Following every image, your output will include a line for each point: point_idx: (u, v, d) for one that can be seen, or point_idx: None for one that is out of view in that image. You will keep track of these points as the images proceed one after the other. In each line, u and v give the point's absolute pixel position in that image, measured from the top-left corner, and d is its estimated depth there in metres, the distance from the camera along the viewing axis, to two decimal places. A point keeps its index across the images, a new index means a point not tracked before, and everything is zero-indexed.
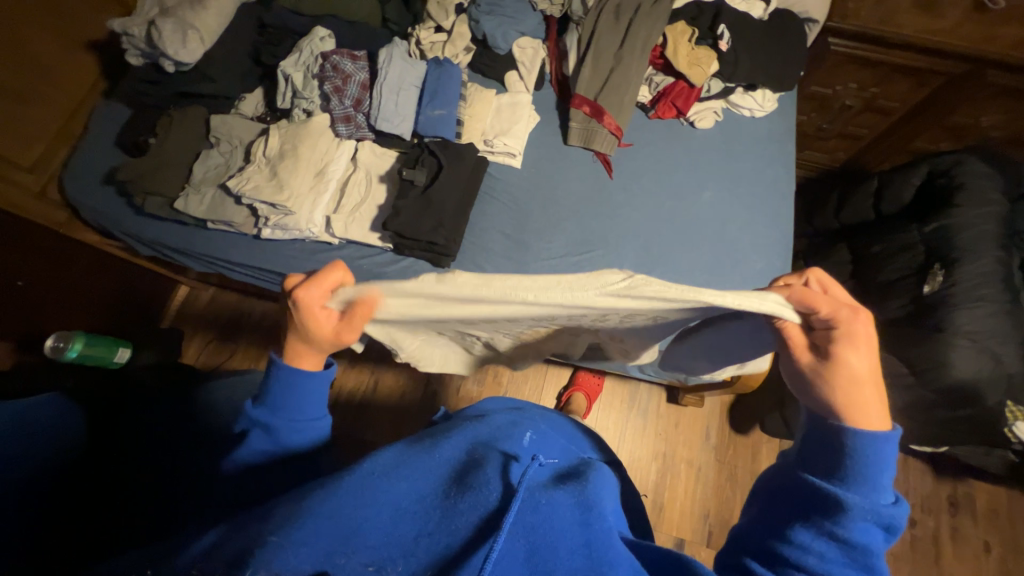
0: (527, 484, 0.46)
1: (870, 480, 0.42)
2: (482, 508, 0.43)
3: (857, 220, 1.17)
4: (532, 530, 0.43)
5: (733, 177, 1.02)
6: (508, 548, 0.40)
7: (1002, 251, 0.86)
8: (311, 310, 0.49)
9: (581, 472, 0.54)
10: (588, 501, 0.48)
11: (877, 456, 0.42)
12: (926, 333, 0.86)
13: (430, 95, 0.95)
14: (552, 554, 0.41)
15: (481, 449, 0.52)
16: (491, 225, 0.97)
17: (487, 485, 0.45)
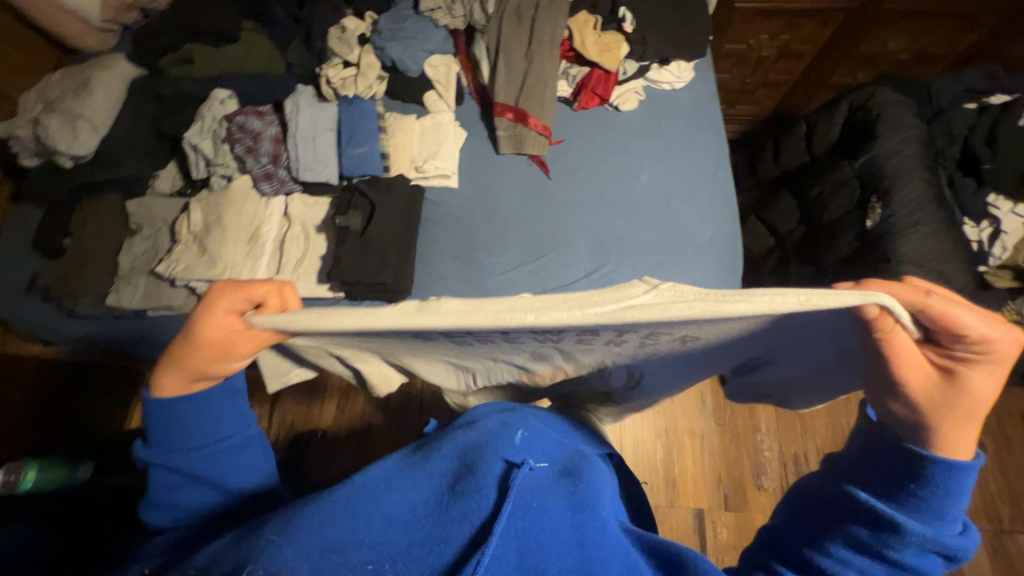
0: (524, 487, 0.46)
1: (938, 509, 0.41)
2: (478, 516, 0.43)
3: (795, 165, 1.19)
4: (526, 535, 0.42)
5: (667, 151, 1.03)
6: (501, 555, 0.40)
7: (928, 172, 0.89)
8: (213, 317, 0.41)
9: (576, 470, 0.54)
10: (580, 503, 0.48)
11: (949, 485, 0.40)
12: (878, 265, 0.87)
13: (347, 135, 0.93)
14: (546, 558, 0.41)
15: (476, 449, 0.51)
16: (440, 250, 0.96)
17: (481, 492, 0.44)
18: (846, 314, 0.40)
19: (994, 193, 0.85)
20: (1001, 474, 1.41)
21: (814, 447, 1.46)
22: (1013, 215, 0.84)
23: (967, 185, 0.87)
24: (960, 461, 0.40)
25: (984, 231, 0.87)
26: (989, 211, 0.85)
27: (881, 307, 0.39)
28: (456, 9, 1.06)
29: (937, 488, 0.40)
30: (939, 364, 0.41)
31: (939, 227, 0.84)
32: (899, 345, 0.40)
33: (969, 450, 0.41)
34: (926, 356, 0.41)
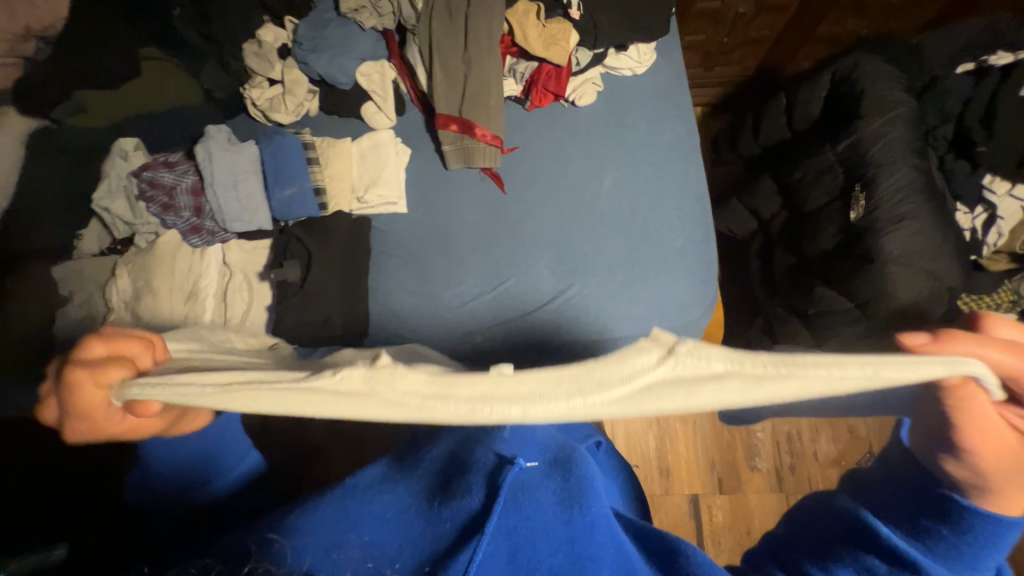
0: (513, 485, 0.52)
1: (969, 559, 0.40)
2: (472, 511, 0.51)
3: (776, 142, 1.10)
4: (517, 529, 0.50)
5: (630, 150, 0.93)
6: (492, 548, 0.48)
7: (918, 157, 0.80)
8: (133, 427, 0.47)
9: (570, 457, 0.59)
10: (570, 498, 0.53)
11: (989, 535, 0.39)
12: (861, 265, 0.81)
13: (274, 171, 0.83)
14: (539, 545, 0.49)
15: (474, 450, 0.58)
16: (394, 285, 0.90)
17: (473, 493, 0.52)
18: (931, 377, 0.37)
19: (989, 175, 0.77)
20: None
21: (807, 424, 1.45)
22: (1011, 199, 0.75)
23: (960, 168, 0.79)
24: (1008, 519, 0.38)
25: (978, 217, 0.79)
26: (984, 196, 0.77)
27: (967, 374, 0.35)
28: (383, 5, 0.93)
29: (972, 537, 0.39)
30: (1016, 422, 0.38)
31: (928, 221, 0.77)
32: (979, 407, 0.37)
33: (1020, 508, 0.39)
34: (1010, 417, 0.38)
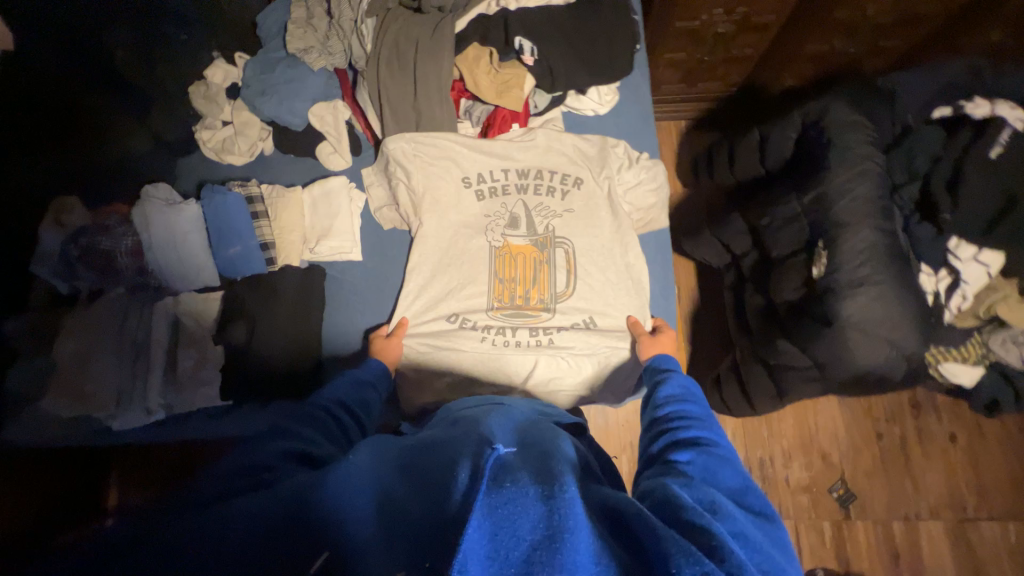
0: (497, 464, 0.44)
1: (764, 527, 0.50)
2: (445, 487, 0.41)
3: (750, 177, 1.06)
4: (496, 509, 0.39)
5: (588, 201, 0.90)
6: (474, 525, 0.37)
7: (881, 217, 0.76)
8: None
9: (556, 443, 0.51)
10: (550, 473, 0.44)
11: (755, 503, 0.54)
12: (821, 328, 0.78)
13: (218, 229, 0.83)
14: (513, 531, 0.38)
15: (455, 443, 0.48)
16: (349, 337, 0.89)
17: (456, 470, 0.43)
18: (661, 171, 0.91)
19: (955, 237, 0.73)
20: (970, 464, 1.40)
21: (780, 450, 1.44)
22: (977, 264, 0.72)
23: (925, 232, 0.76)
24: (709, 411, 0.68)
25: (943, 280, 0.76)
26: (949, 260, 0.74)
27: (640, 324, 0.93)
28: (333, 44, 0.92)
29: (755, 508, 0.53)
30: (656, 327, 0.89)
31: (890, 288, 0.74)
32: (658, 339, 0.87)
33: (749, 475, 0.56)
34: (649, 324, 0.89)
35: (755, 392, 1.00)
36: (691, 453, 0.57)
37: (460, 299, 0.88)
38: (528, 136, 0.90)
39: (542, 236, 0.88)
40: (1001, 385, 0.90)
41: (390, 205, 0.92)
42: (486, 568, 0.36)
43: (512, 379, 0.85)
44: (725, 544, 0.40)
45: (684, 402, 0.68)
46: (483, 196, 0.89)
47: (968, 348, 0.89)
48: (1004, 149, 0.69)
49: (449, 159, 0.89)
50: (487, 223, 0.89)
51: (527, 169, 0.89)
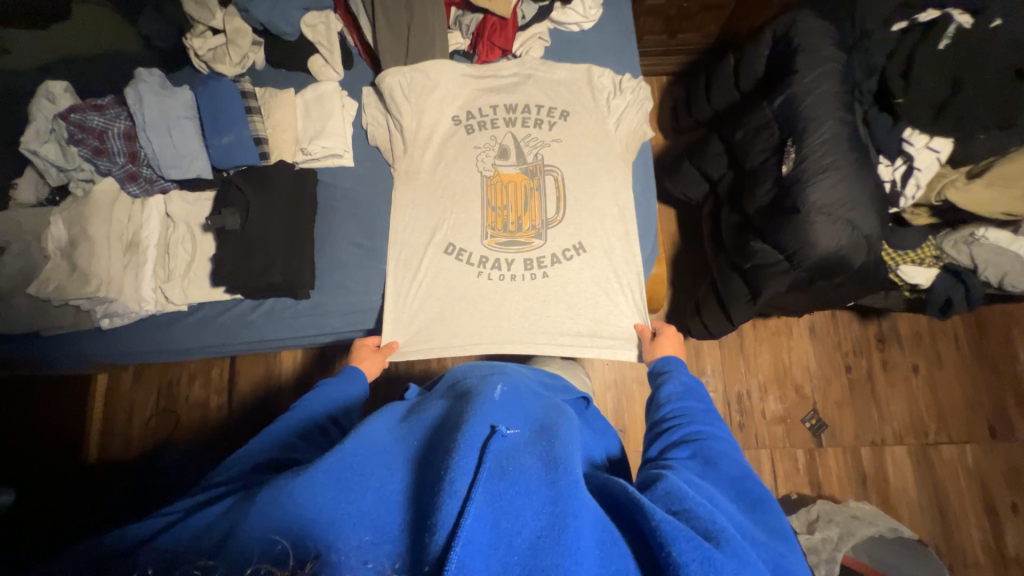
0: (500, 449, 0.46)
1: (766, 522, 0.57)
2: (448, 473, 0.43)
3: (727, 102, 1.12)
4: (500, 497, 0.42)
5: (574, 121, 0.93)
6: (475, 516, 0.40)
7: (843, 110, 0.82)
8: None
9: (554, 420, 0.54)
10: (554, 459, 0.46)
11: (756, 493, 0.60)
12: (789, 216, 0.83)
13: (211, 118, 0.84)
14: (516, 519, 0.41)
15: (456, 419, 0.50)
16: (341, 238, 0.92)
17: (459, 453, 0.44)
18: (645, 88, 0.94)
19: (909, 128, 0.80)
20: (930, 391, 1.49)
21: (757, 384, 1.50)
22: (928, 151, 0.80)
23: (881, 120, 0.82)
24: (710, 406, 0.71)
25: (898, 168, 0.83)
26: (903, 148, 0.81)
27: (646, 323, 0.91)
28: None
29: (757, 498, 0.59)
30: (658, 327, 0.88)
31: (850, 172, 0.80)
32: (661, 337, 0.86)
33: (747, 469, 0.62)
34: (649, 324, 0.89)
35: (731, 301, 1.05)
36: (690, 449, 0.62)
37: (455, 232, 0.91)
38: (518, 80, 0.95)
39: (532, 164, 0.92)
40: (953, 283, 0.97)
41: (387, 130, 0.94)
42: (487, 560, 0.39)
43: (509, 301, 0.88)
44: (723, 531, 0.46)
45: (685, 399, 0.70)
46: (473, 130, 0.94)
47: (923, 251, 0.96)
48: (950, 41, 0.77)
49: (442, 96, 0.94)
50: (478, 155, 0.93)
51: (516, 105, 0.94)
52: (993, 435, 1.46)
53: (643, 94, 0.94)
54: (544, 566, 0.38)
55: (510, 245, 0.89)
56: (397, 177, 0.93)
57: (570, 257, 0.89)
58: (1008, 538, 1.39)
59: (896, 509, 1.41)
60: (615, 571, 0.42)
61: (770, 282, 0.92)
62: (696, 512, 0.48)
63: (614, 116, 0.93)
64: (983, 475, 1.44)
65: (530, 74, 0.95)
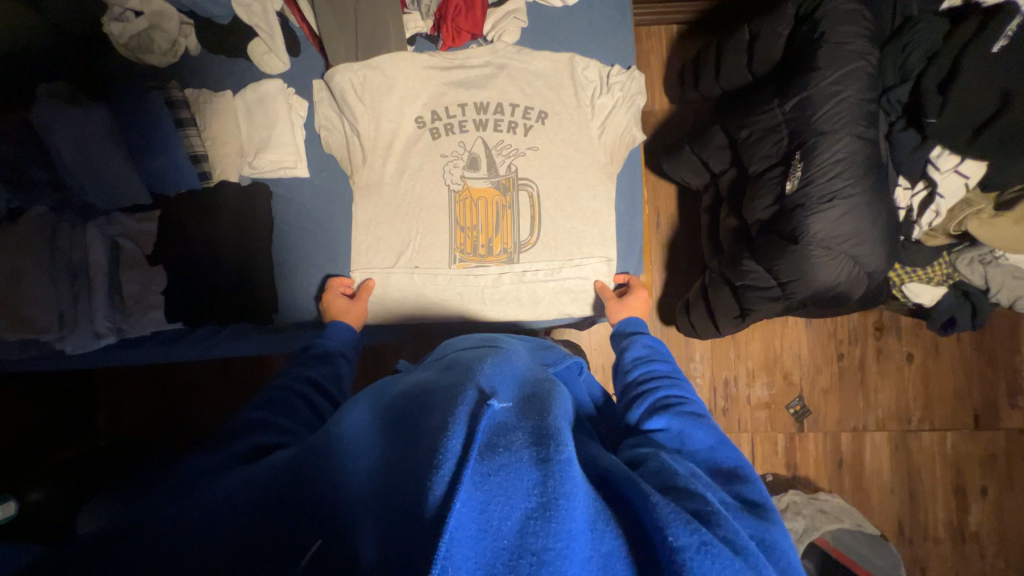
0: (494, 423, 0.40)
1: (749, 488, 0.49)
2: (434, 449, 0.36)
3: (737, 84, 0.97)
4: (490, 478, 0.34)
5: (553, 125, 0.86)
6: (463, 499, 0.33)
7: (865, 122, 0.70)
8: None
9: (548, 391, 0.47)
10: (546, 435, 0.39)
11: (731, 459, 0.53)
12: (786, 247, 0.75)
13: (136, 127, 0.76)
14: (506, 500, 0.34)
15: (448, 392, 0.44)
16: (300, 259, 0.86)
17: (449, 430, 0.37)
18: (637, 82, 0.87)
19: (939, 147, 0.70)
20: (921, 380, 1.47)
21: (745, 371, 1.47)
22: (955, 176, 0.70)
23: (907, 138, 0.71)
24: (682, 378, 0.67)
25: (918, 194, 0.74)
26: (927, 171, 0.71)
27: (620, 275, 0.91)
28: None
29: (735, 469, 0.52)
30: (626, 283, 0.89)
31: (862, 199, 0.70)
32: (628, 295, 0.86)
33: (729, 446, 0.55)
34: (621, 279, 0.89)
35: (718, 313, 0.95)
36: (666, 418, 0.58)
37: (421, 255, 0.86)
38: (490, 71, 0.86)
39: (504, 177, 0.86)
40: (959, 303, 0.91)
41: (345, 136, 0.85)
42: (475, 546, 0.31)
43: (481, 322, 0.89)
44: (719, 511, 0.40)
45: (652, 362, 0.70)
46: (439, 134, 0.85)
47: (934, 269, 0.87)
48: (1008, 42, 0.63)
49: (400, 96, 0.84)
50: (444, 166, 0.86)
51: (487, 103, 0.85)
52: (976, 423, 1.47)
53: (635, 88, 0.87)
54: (536, 552, 0.31)
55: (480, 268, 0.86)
56: (356, 190, 0.85)
57: (542, 279, 0.87)
58: (971, 516, 1.46)
59: (867, 490, 1.47)
60: (611, 555, 0.34)
61: (758, 306, 0.85)
62: (695, 489, 0.42)
63: (598, 116, 0.87)
64: (958, 460, 1.47)
65: (504, 65, 0.86)
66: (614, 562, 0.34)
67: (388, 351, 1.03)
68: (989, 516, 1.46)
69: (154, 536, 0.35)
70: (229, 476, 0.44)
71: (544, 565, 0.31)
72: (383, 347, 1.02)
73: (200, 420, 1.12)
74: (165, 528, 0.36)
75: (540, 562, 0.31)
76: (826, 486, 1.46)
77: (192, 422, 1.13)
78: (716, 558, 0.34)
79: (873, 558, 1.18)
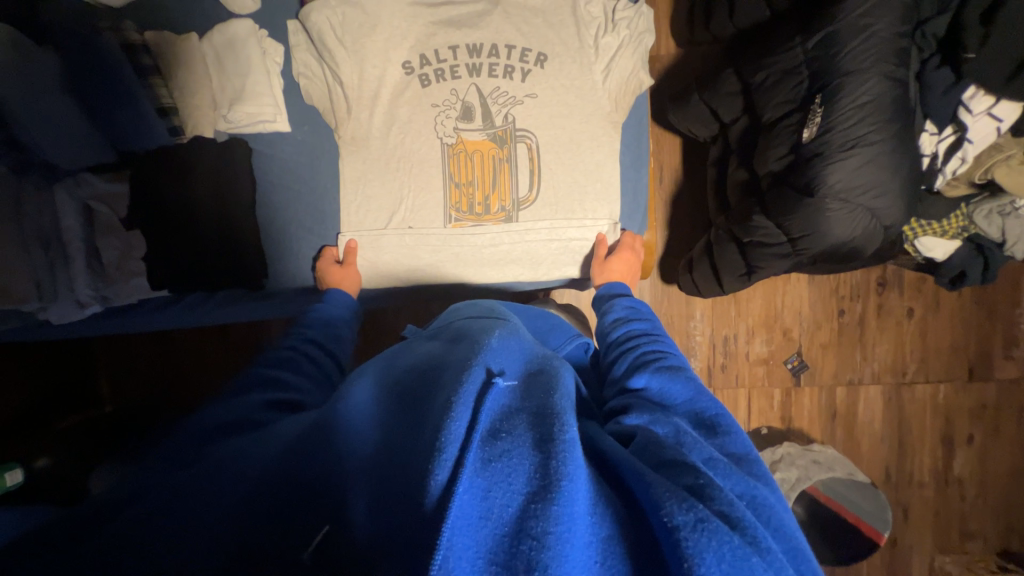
0: (498, 406, 0.38)
1: (740, 445, 0.46)
2: (437, 433, 0.34)
3: (754, 21, 0.89)
4: (491, 464, 0.33)
5: (550, 67, 0.80)
6: (465, 486, 0.31)
7: (895, 61, 0.65)
8: None
9: (555, 369, 0.46)
10: (549, 416, 0.37)
11: (718, 413, 0.50)
12: (801, 199, 0.71)
13: (93, 83, 0.69)
14: (509, 486, 0.32)
15: (452, 368, 0.41)
16: (286, 221, 0.83)
17: (453, 411, 0.35)
18: (647, 19, 0.82)
19: (973, 87, 0.67)
20: (919, 335, 1.48)
21: (745, 328, 1.47)
22: (988, 118, 0.67)
23: (941, 77, 0.67)
24: (668, 338, 0.65)
25: (946, 139, 0.71)
26: (958, 114, 0.68)
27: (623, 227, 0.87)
28: None
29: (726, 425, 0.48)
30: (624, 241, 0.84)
31: (885, 147, 0.66)
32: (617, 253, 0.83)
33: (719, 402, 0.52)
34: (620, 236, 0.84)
35: (722, 270, 0.91)
36: (647, 375, 0.55)
37: (413, 213, 0.82)
38: (484, 7, 0.80)
39: (500, 129, 0.81)
40: (972, 258, 0.88)
41: (326, 85, 0.79)
42: (476, 535, 0.29)
43: (482, 284, 0.86)
44: (712, 483, 0.36)
45: (631, 322, 0.68)
46: (428, 81, 0.79)
47: (950, 222, 0.84)
48: None
49: (386, 39, 0.78)
50: (436, 115, 0.80)
51: (481, 45, 0.79)
52: (969, 376, 1.50)
53: (642, 26, 0.82)
54: (537, 536, 0.29)
55: (474, 229, 0.82)
56: (343, 143, 0.80)
57: (541, 236, 0.83)
58: (956, 463, 1.52)
59: (858, 440, 1.51)
60: (611, 537, 0.32)
61: (767, 263, 0.82)
62: (687, 459, 0.39)
63: (602, 56, 0.81)
64: (949, 410, 1.51)
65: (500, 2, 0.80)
66: (612, 548, 0.31)
67: (385, 316, 1.00)
68: (973, 461, 1.52)
69: (155, 516, 0.34)
70: (230, 441, 0.43)
71: (545, 550, 0.29)
72: (379, 313, 0.99)
73: (199, 387, 1.12)
74: (166, 507, 0.35)
75: (541, 547, 0.29)
76: (819, 436, 1.50)
77: (189, 389, 1.12)
78: (713, 535, 0.31)
79: (861, 503, 1.24)
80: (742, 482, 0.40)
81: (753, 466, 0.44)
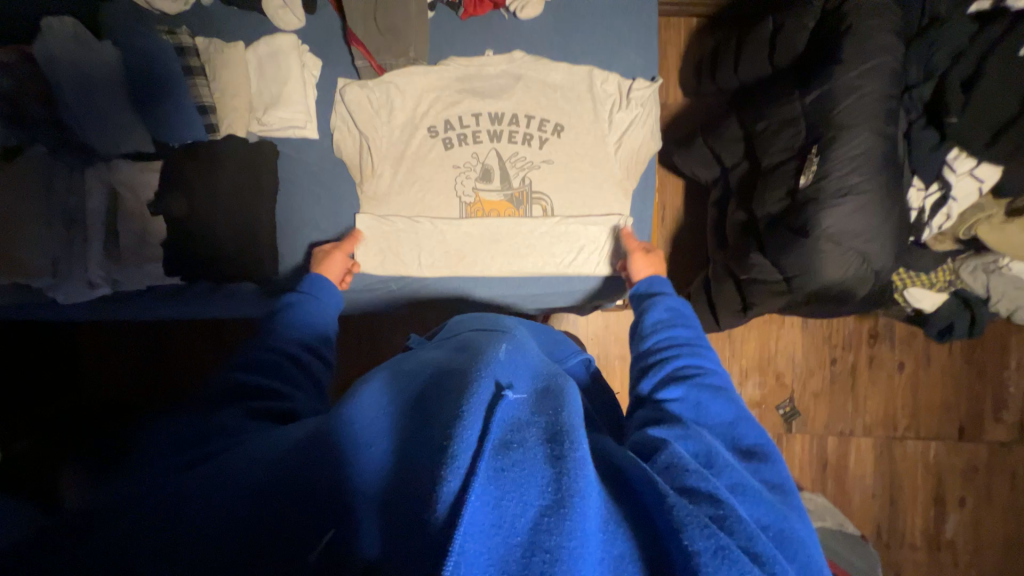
0: (510, 418, 0.37)
1: (778, 474, 0.47)
2: (447, 438, 0.34)
3: (757, 76, 0.96)
4: (504, 473, 0.32)
5: (565, 102, 0.87)
6: (477, 493, 0.30)
7: (885, 120, 0.71)
8: None
9: (561, 384, 0.44)
10: (560, 433, 0.36)
11: (757, 440, 0.50)
12: (797, 238, 0.75)
13: (143, 80, 0.75)
14: (520, 496, 0.31)
15: (461, 376, 0.40)
16: (304, 223, 0.86)
17: (464, 419, 0.35)
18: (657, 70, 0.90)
19: (955, 150, 0.72)
20: (910, 389, 1.49)
21: (739, 370, 1.48)
22: (970, 178, 0.72)
23: (927, 137, 0.73)
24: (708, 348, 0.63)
25: (932, 196, 0.76)
26: (942, 172, 0.74)
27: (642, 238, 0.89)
28: None
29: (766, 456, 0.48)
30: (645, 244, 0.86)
31: (876, 197, 0.71)
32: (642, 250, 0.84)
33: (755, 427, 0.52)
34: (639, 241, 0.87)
35: (720, 306, 0.93)
36: (683, 389, 0.54)
37: (428, 225, 0.86)
38: (506, 81, 0.86)
39: (517, 191, 0.87)
40: (959, 311, 0.91)
41: (358, 142, 0.85)
42: (488, 542, 0.29)
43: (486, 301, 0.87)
44: (732, 513, 0.37)
45: (673, 328, 0.66)
46: (451, 145, 0.86)
47: (937, 275, 0.88)
48: None
49: (420, 69, 0.85)
50: (457, 176, 0.86)
51: (502, 114, 0.86)
52: (960, 435, 1.50)
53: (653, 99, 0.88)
54: (549, 550, 0.29)
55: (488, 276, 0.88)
56: (366, 154, 0.85)
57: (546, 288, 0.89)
58: (948, 526, 1.49)
59: (848, 494, 1.49)
60: (622, 558, 0.32)
61: (762, 300, 0.84)
62: (716, 488, 0.39)
63: (617, 98, 0.88)
64: (940, 470, 1.50)
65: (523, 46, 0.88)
66: (624, 565, 0.31)
67: (387, 324, 1.02)
68: (965, 525, 1.49)
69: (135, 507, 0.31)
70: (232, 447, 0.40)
71: (557, 564, 0.28)
72: (382, 321, 1.00)
73: (188, 382, 1.09)
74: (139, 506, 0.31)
75: (552, 561, 0.29)
76: (809, 487, 1.48)
77: (178, 386, 1.10)
78: (734, 564, 0.32)
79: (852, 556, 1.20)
80: (774, 515, 0.41)
81: (790, 497, 0.45)
